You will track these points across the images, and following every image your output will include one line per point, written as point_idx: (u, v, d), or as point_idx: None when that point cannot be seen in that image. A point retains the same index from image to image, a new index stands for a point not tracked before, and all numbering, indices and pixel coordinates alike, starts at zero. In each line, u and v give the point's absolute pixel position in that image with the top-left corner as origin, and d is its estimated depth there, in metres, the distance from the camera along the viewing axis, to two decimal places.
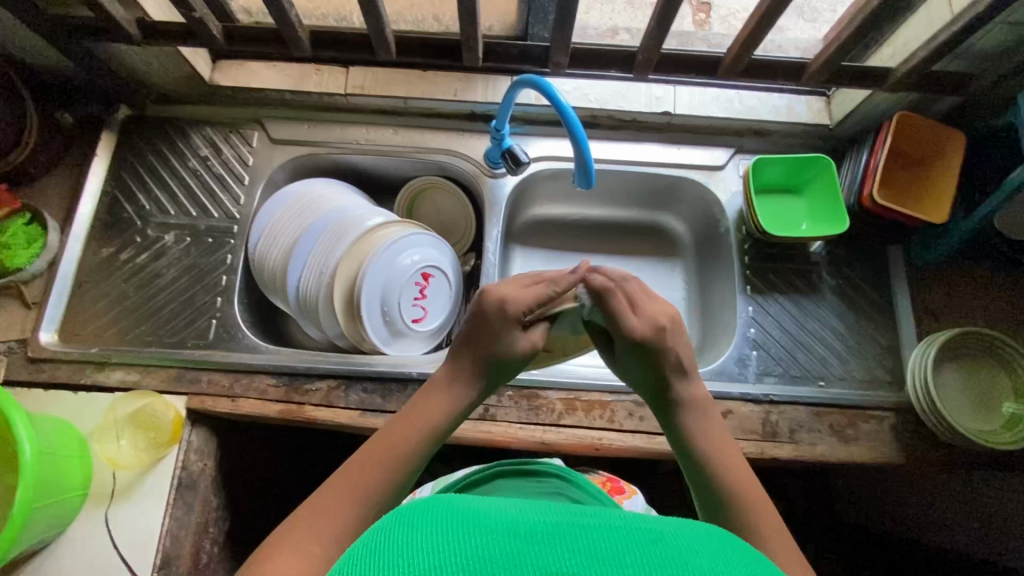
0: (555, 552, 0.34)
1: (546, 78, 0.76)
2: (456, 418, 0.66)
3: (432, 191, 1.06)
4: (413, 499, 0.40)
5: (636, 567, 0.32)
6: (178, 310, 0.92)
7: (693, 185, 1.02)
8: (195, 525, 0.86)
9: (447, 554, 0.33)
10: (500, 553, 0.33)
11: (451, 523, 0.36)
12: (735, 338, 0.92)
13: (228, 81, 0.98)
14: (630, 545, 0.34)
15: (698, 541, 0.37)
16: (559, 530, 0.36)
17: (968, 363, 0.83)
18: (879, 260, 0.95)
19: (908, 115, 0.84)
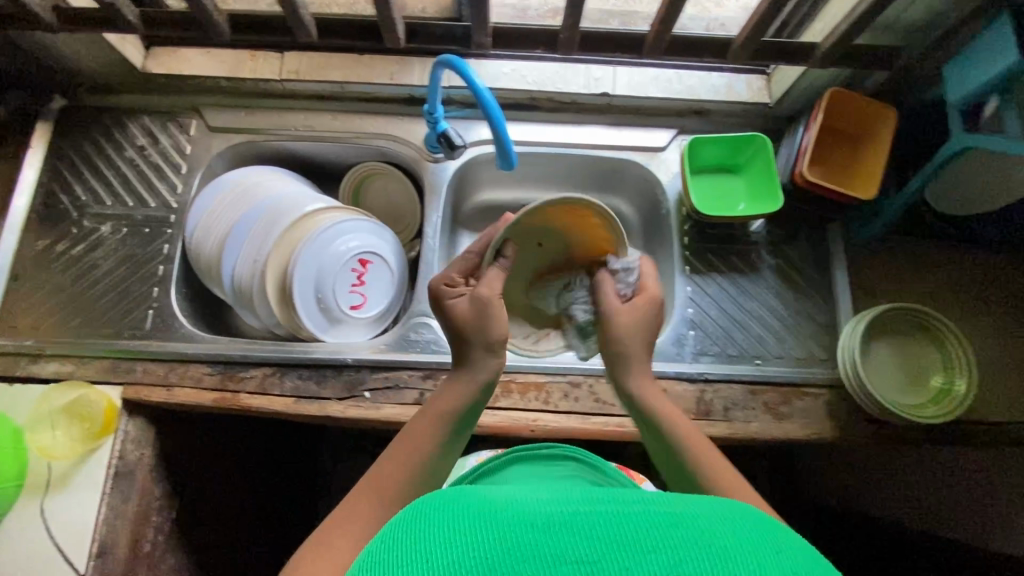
0: (572, 543, 0.35)
1: (465, 58, 0.74)
2: (471, 412, 0.66)
3: (377, 177, 1.06)
4: (442, 491, 0.43)
5: (656, 553, 0.34)
6: (115, 300, 0.92)
7: (635, 167, 1.01)
8: (133, 515, 0.86)
9: (465, 548, 0.36)
10: (516, 545, 0.35)
11: (472, 517, 0.39)
12: (673, 318, 0.93)
13: (160, 69, 0.98)
14: (652, 530, 0.36)
15: (715, 519, 0.38)
16: (582, 516, 0.37)
17: (898, 339, 0.84)
18: (818, 238, 0.95)
19: (840, 92, 0.83)
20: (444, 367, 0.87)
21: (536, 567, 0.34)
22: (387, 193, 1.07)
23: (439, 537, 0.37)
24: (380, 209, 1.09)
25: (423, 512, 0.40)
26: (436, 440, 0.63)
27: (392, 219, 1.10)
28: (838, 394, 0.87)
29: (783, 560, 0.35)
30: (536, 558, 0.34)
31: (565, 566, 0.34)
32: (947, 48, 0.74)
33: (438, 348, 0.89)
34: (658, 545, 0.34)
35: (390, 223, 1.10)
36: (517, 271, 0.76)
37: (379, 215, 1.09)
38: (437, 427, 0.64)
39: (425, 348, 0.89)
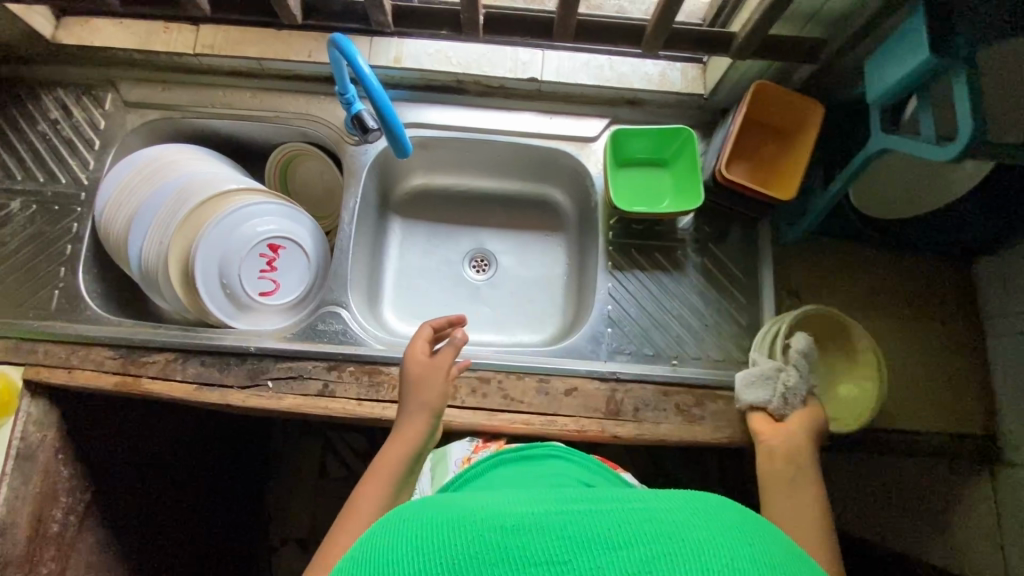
0: (542, 540, 0.33)
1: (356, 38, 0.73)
2: (415, 460, 0.73)
3: (303, 159, 1.03)
4: (423, 498, 0.40)
5: (627, 549, 0.31)
6: (21, 280, 0.90)
7: (566, 157, 0.98)
8: (36, 496, 0.85)
9: (436, 555, 0.33)
10: (485, 549, 0.32)
11: (443, 520, 0.36)
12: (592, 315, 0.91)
13: (71, 39, 0.94)
14: (628, 525, 0.33)
15: (687, 507, 0.35)
16: (555, 512, 0.35)
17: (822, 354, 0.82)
18: (747, 237, 0.92)
19: (765, 86, 0.79)
20: (350, 359, 0.85)
21: (508, 570, 0.31)
22: (316, 176, 1.05)
23: (413, 541, 0.34)
24: (309, 193, 1.06)
25: (398, 520, 0.38)
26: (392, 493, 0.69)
27: (322, 203, 1.07)
28: None
29: (761, 552, 0.32)
30: (508, 560, 0.32)
31: (537, 568, 0.31)
32: (865, 44, 0.71)
33: (345, 338, 0.87)
34: (632, 538, 0.32)
35: (320, 207, 1.07)
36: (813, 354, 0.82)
37: (308, 198, 1.07)
38: (388, 478, 0.70)
39: (333, 338, 0.87)
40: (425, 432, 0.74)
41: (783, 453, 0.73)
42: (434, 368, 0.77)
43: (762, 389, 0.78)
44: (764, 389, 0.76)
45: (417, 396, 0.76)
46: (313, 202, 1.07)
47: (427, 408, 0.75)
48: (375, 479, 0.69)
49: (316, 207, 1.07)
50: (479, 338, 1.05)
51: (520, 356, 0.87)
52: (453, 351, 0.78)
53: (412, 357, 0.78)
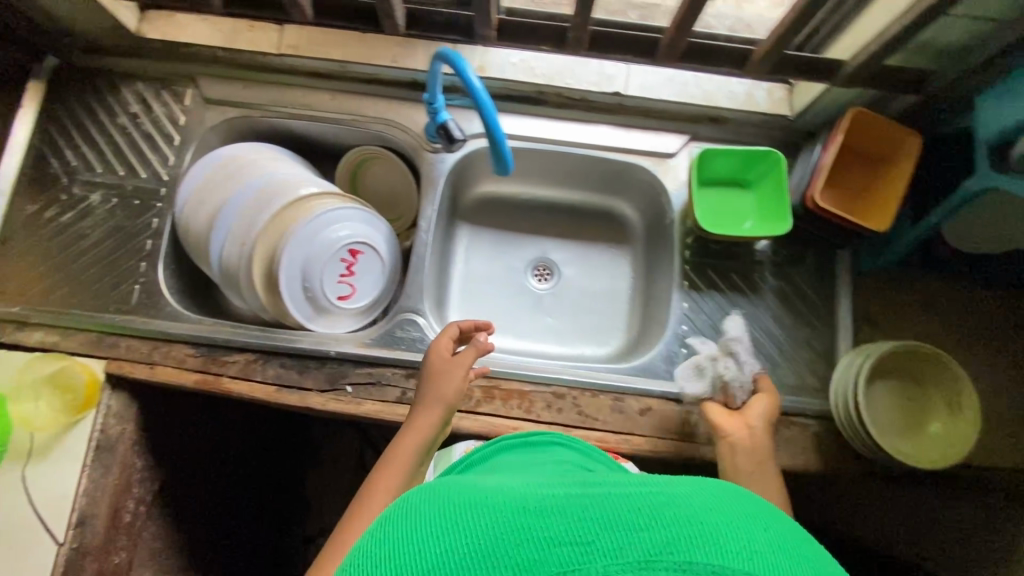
0: (564, 520, 0.32)
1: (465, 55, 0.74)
2: (427, 454, 0.73)
3: (374, 161, 1.02)
4: (440, 482, 0.40)
5: (649, 531, 0.30)
6: (102, 272, 0.91)
7: (643, 172, 0.98)
8: (114, 487, 0.87)
9: (461, 536, 0.32)
10: (509, 529, 0.32)
11: (466, 502, 0.35)
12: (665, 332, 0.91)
13: (155, 33, 0.94)
14: (645, 508, 0.32)
15: (706, 495, 0.34)
16: (576, 495, 0.34)
17: (906, 390, 0.82)
18: (825, 263, 0.92)
19: (865, 114, 0.78)
20: None
21: (532, 551, 0.30)
22: (384, 179, 1.04)
23: (439, 520, 0.34)
24: (377, 195, 1.05)
25: (418, 504, 0.37)
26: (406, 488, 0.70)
27: (388, 206, 1.06)
28: (825, 425, 0.86)
29: (773, 537, 0.32)
30: (532, 541, 0.31)
31: (561, 548, 0.30)
32: (979, 80, 0.70)
33: (423, 347, 0.88)
34: (654, 520, 0.31)
35: (386, 209, 1.06)
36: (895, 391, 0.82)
37: (374, 200, 1.06)
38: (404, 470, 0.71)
39: (411, 346, 0.88)
40: (439, 427, 0.74)
41: (747, 445, 0.76)
42: (454, 366, 0.78)
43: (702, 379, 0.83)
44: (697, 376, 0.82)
45: (433, 390, 0.76)
46: (378, 205, 1.06)
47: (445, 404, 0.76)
48: (388, 472, 0.70)
49: (383, 210, 1.07)
50: (541, 349, 1.06)
51: (595, 372, 0.88)
52: (477, 350, 0.77)
53: (436, 352, 0.78)
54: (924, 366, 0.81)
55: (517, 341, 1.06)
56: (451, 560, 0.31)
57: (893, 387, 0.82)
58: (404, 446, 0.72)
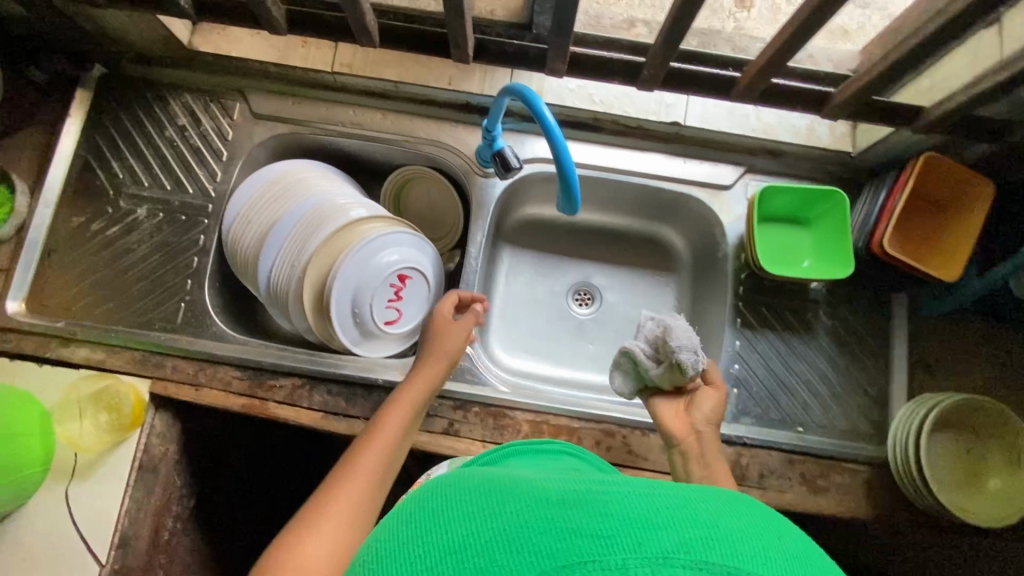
0: (586, 512, 0.30)
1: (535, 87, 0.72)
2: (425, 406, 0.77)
3: (421, 181, 1.00)
4: (461, 473, 0.38)
5: (672, 532, 0.28)
6: (148, 289, 0.89)
7: (697, 203, 0.96)
8: (155, 507, 0.86)
9: (482, 523, 0.31)
10: (531, 519, 0.30)
11: (488, 492, 0.33)
12: (648, 320, 0.80)
13: (207, 47, 0.93)
14: (667, 510, 0.29)
15: (735, 509, 0.31)
16: (597, 490, 0.31)
17: (969, 442, 0.80)
18: (882, 305, 0.90)
19: (937, 159, 0.76)
20: (475, 400, 0.84)
21: (552, 542, 0.28)
22: (429, 199, 1.01)
23: (458, 506, 0.32)
24: (421, 215, 1.03)
25: (438, 493, 0.35)
26: (405, 436, 0.71)
27: (431, 226, 1.04)
28: (879, 473, 0.83)
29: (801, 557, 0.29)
30: (552, 531, 0.29)
31: (582, 540, 0.28)
32: None
33: (471, 377, 0.86)
34: (669, 521, 0.28)
35: (429, 229, 1.04)
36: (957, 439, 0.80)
37: (418, 220, 1.03)
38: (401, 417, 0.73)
39: (459, 376, 0.86)
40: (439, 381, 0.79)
41: (694, 450, 0.74)
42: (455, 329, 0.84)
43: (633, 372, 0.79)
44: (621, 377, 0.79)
45: (435, 348, 0.81)
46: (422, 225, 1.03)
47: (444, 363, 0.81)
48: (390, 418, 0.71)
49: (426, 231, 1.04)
50: (582, 377, 1.04)
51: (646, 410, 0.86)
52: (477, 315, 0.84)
53: (437, 315, 0.84)
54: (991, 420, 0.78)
55: (557, 368, 1.05)
56: (472, 551, 0.29)
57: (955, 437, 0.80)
58: (407, 395, 0.75)
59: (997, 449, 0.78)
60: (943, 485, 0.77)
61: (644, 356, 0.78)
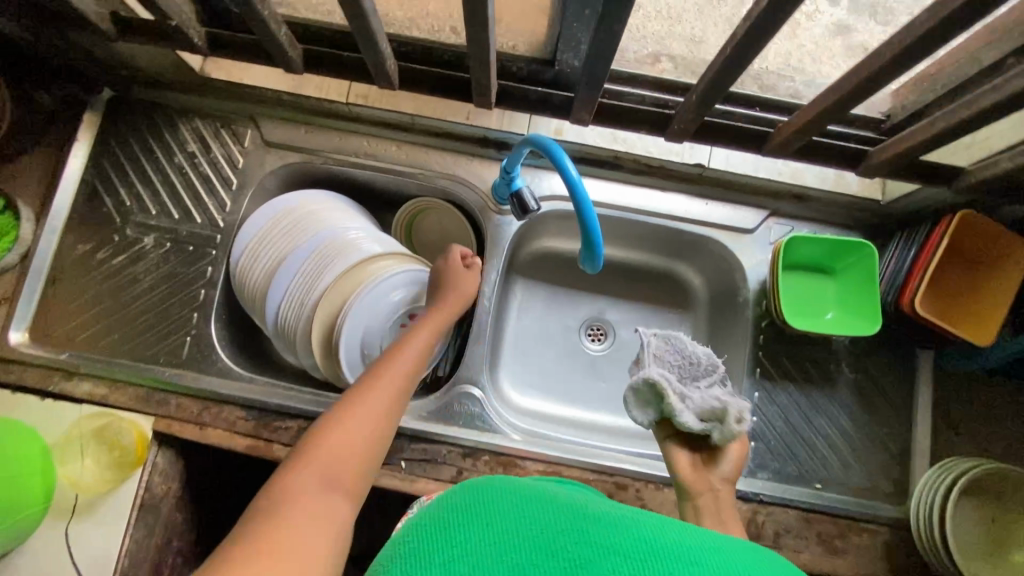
0: (612, 532, 0.38)
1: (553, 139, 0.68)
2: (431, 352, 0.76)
3: (434, 212, 0.97)
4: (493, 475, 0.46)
5: (696, 567, 0.35)
6: (153, 322, 0.87)
7: (718, 247, 0.93)
8: (156, 547, 0.84)
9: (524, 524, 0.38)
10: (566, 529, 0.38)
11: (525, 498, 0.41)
12: (655, 338, 0.76)
13: (221, 73, 0.91)
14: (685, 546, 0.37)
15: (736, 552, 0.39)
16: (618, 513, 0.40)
17: (998, 512, 0.77)
18: (906, 359, 0.87)
19: (974, 217, 0.74)
20: (485, 448, 0.82)
21: (589, 549, 0.36)
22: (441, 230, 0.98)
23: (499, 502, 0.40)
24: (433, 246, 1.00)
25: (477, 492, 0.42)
26: (404, 390, 0.70)
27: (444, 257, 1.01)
28: (899, 535, 0.81)
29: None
30: (587, 542, 0.37)
31: (612, 559, 0.35)
32: None
33: (482, 424, 0.84)
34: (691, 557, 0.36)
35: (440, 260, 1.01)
36: (986, 507, 0.77)
37: (429, 251, 1.00)
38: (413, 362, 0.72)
39: (469, 422, 0.84)
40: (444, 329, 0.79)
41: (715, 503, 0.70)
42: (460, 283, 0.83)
43: (649, 402, 0.74)
44: (637, 406, 0.73)
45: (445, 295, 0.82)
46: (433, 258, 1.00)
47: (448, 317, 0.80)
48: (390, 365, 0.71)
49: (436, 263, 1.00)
50: (593, 418, 1.02)
51: (660, 462, 0.83)
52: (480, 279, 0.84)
53: (449, 262, 0.84)
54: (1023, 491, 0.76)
55: (568, 408, 1.02)
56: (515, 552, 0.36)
57: (984, 505, 0.77)
58: (410, 343, 0.74)
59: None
60: (968, 554, 0.74)
61: (669, 386, 0.72)
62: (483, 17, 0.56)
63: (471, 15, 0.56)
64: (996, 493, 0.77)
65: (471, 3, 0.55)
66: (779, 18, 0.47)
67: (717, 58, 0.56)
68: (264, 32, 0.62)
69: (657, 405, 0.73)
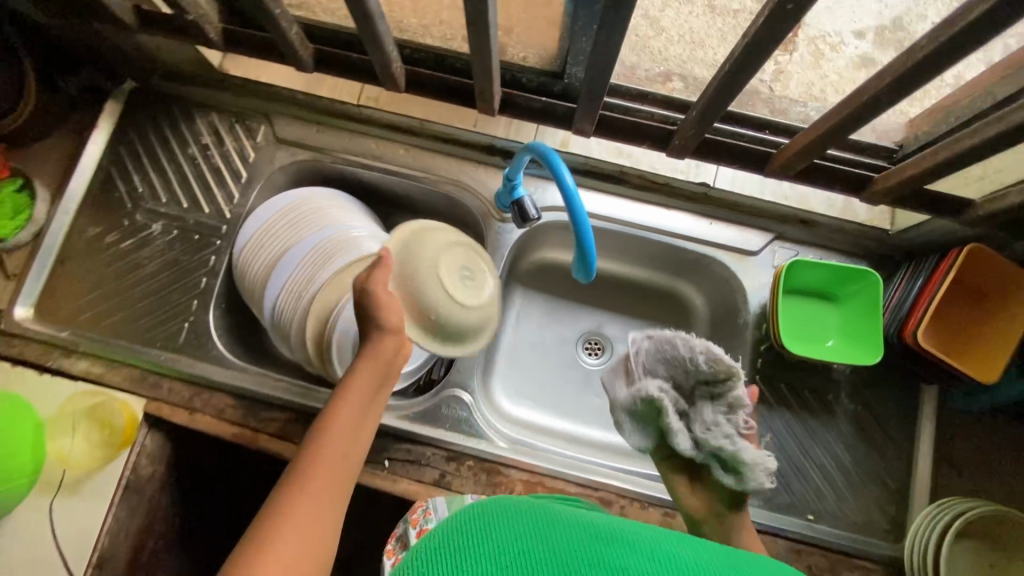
0: None
1: (544, 144, 0.68)
2: (382, 388, 0.65)
3: (460, 257, 0.75)
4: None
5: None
6: (154, 306, 0.89)
7: (720, 267, 0.92)
8: (137, 528, 0.84)
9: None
10: None
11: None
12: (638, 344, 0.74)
13: (239, 71, 0.94)
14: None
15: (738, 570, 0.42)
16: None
17: (994, 557, 0.73)
18: (910, 394, 0.84)
19: (984, 251, 0.72)
20: (469, 454, 0.81)
21: None
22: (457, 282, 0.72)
23: None
24: (434, 288, 0.71)
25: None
26: (350, 455, 0.60)
27: (455, 333, 0.73)
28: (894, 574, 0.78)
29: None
30: None
31: None
32: None
33: (468, 429, 0.83)
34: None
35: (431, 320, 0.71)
36: (985, 554, 0.74)
37: (409, 294, 0.71)
38: (357, 412, 0.63)
39: (455, 427, 0.83)
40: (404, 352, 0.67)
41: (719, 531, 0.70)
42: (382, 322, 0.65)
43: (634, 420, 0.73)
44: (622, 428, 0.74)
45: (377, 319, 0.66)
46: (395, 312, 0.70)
47: (371, 403, 0.64)
48: (308, 484, 0.56)
49: (440, 316, 0.71)
50: (586, 433, 1.00)
51: (647, 481, 0.82)
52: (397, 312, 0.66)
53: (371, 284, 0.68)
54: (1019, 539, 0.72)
55: (560, 420, 1.01)
56: None
57: (981, 555, 0.73)
58: (349, 399, 0.63)
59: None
60: None
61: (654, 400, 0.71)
62: (486, 27, 0.58)
63: (474, 25, 0.58)
64: (990, 550, 0.74)
65: (474, 15, 0.57)
66: (773, 38, 0.48)
67: (718, 73, 0.57)
68: (279, 31, 0.65)
69: (641, 425, 0.73)
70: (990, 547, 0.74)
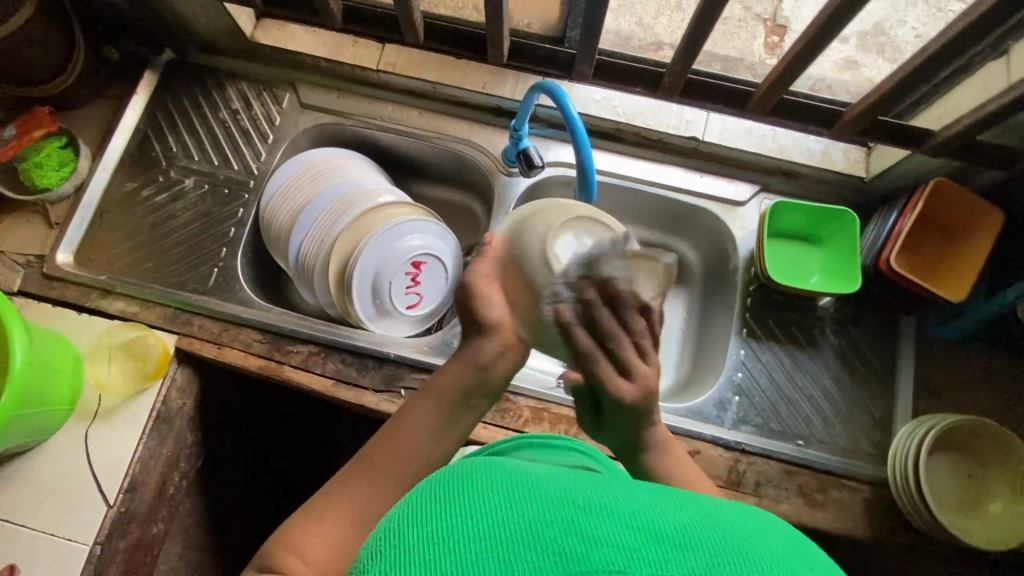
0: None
1: (556, 84, 0.79)
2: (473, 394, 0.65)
3: (574, 224, 0.62)
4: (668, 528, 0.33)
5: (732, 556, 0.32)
6: (186, 253, 0.96)
7: (709, 217, 0.98)
8: (165, 457, 0.89)
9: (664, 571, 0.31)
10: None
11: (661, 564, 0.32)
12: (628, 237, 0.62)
13: (267, 40, 1.02)
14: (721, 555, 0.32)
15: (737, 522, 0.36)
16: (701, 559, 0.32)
17: (965, 464, 0.80)
18: (889, 328, 0.91)
19: (946, 185, 0.79)
20: None
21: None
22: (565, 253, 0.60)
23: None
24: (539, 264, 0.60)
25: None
26: (429, 443, 0.62)
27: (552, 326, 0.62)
28: (880, 493, 0.83)
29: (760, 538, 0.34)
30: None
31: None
32: None
33: None
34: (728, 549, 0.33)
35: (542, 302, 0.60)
36: (958, 462, 0.80)
37: (516, 267, 0.63)
38: (443, 405, 0.64)
39: None
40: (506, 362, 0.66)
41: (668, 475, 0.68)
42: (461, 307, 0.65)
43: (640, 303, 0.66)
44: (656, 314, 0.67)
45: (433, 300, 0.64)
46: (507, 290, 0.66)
47: (458, 406, 0.64)
48: (387, 451, 0.60)
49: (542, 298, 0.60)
50: None
51: None
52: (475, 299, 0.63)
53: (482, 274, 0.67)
54: (989, 447, 0.79)
55: None
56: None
57: (953, 464, 0.80)
58: (439, 393, 0.64)
59: (1002, 476, 0.78)
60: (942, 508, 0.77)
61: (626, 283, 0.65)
62: None
63: None
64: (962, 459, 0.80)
65: None
66: None
67: (698, 9, 0.67)
68: None
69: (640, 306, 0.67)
70: (961, 456, 0.80)
